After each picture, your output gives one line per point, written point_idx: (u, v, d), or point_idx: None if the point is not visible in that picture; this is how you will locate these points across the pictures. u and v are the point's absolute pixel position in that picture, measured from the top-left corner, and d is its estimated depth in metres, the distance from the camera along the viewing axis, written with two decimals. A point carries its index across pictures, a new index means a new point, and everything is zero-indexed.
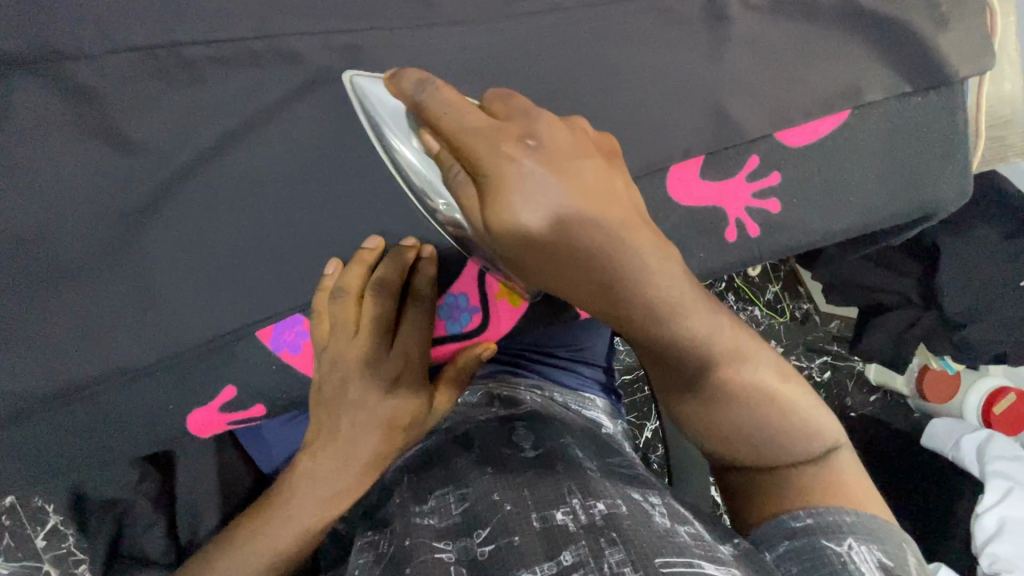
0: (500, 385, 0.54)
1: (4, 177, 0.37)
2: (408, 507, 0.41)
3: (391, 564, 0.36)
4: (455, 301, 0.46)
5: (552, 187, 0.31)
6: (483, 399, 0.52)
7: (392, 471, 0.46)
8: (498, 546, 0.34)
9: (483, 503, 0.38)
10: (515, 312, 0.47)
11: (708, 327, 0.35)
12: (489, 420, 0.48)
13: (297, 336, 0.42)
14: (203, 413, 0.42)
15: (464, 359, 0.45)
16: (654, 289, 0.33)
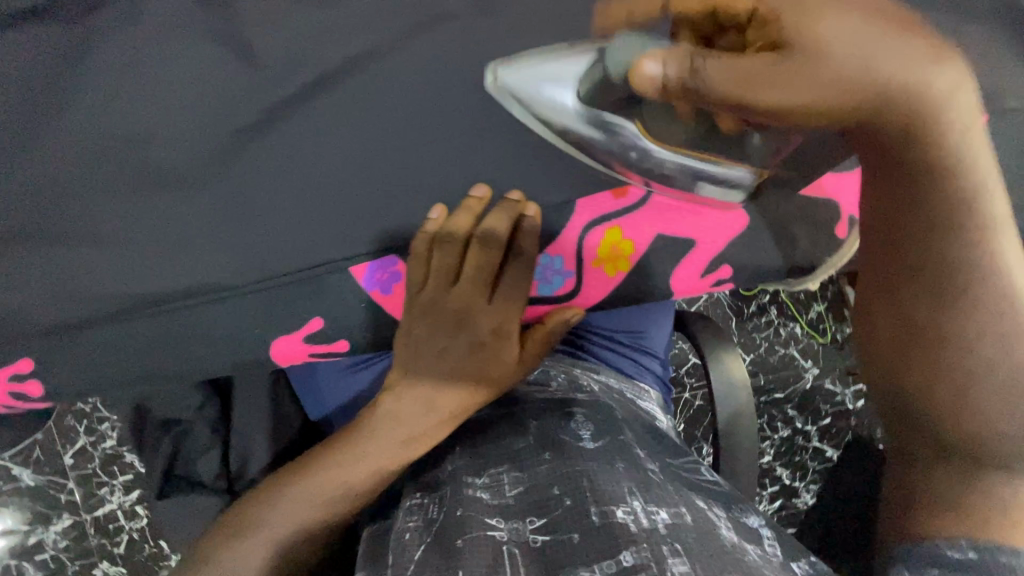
0: (557, 365, 0.53)
1: (127, 71, 0.38)
2: (461, 476, 0.40)
3: (436, 532, 0.35)
4: (551, 263, 0.43)
5: (877, 2, 0.28)
6: (540, 376, 0.51)
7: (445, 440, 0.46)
8: (553, 538, 0.33)
9: (541, 492, 0.36)
10: (610, 282, 0.44)
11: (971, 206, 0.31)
12: (547, 402, 0.46)
13: (390, 278, 0.41)
14: (287, 341, 0.41)
15: (554, 322, 0.43)
16: (934, 149, 0.29)
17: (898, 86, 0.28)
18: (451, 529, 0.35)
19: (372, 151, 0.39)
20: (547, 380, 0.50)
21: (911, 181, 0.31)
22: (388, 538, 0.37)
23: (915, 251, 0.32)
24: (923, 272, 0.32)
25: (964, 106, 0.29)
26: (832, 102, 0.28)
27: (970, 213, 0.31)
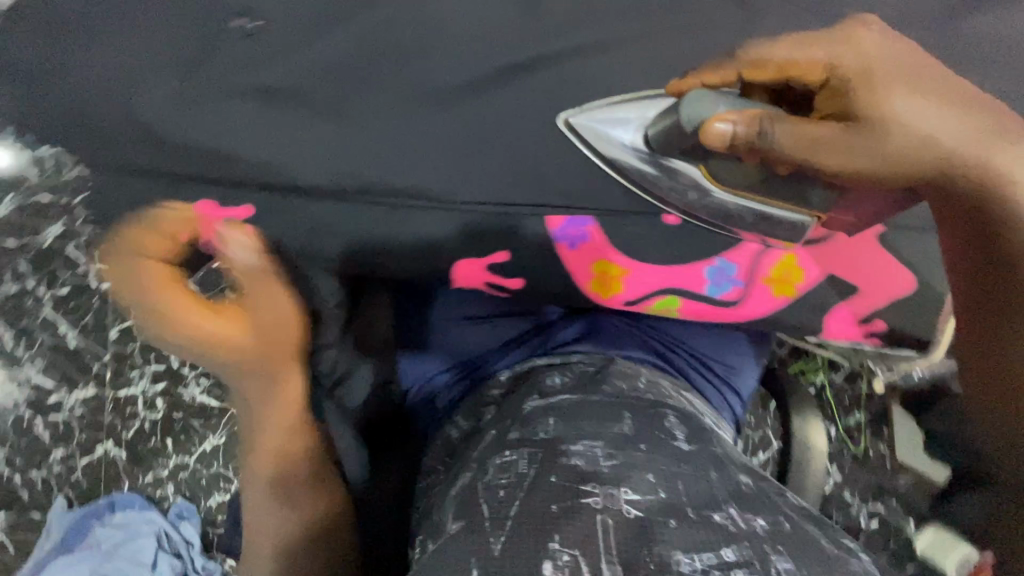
0: (645, 382, 0.61)
1: (268, 22, 0.48)
2: (559, 445, 0.49)
3: (533, 485, 0.46)
4: (725, 267, 0.59)
5: (944, 91, 0.50)
6: (618, 374, 0.61)
7: (533, 406, 0.57)
8: (647, 515, 0.42)
9: (638, 473, 0.46)
10: (768, 296, 0.62)
11: (953, 141, 0.50)
12: (640, 401, 0.57)
13: (579, 232, 0.54)
14: (469, 262, 0.57)
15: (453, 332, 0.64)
16: (937, 142, 0.50)
17: (966, 155, 0.51)
18: (551, 493, 0.45)
19: (508, 135, 0.50)
20: (637, 381, 0.61)
21: (970, 208, 0.53)
22: (485, 497, 0.47)
23: (964, 186, 0.52)
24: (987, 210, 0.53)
25: (966, 137, 0.50)
26: (886, 174, 0.50)
27: (954, 162, 0.51)
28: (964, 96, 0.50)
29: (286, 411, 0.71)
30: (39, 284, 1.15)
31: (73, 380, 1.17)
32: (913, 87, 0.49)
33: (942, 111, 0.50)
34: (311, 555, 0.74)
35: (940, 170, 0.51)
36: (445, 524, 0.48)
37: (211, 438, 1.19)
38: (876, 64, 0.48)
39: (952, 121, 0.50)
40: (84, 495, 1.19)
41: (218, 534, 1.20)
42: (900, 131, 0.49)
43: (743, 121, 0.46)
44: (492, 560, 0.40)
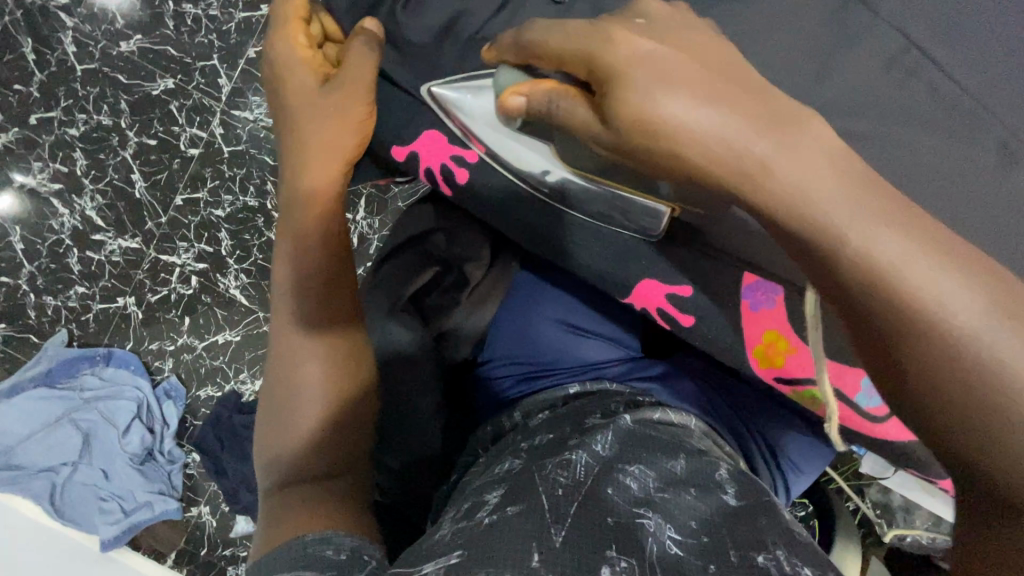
0: (706, 431, 0.57)
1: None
2: (615, 463, 0.48)
3: (582, 490, 0.45)
4: (882, 386, 0.54)
5: (719, 83, 0.38)
6: (682, 420, 0.56)
7: (593, 419, 0.54)
8: (688, 557, 0.40)
9: (681, 514, 0.43)
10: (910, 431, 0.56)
11: (797, 174, 0.37)
12: (699, 449, 0.52)
13: (765, 298, 0.55)
14: (654, 285, 0.58)
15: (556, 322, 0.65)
16: (768, 184, 0.38)
17: (788, 189, 0.37)
18: (610, 508, 0.43)
19: None
20: (696, 431, 0.55)
21: (831, 264, 0.38)
22: (542, 486, 0.44)
23: (879, 298, 0.37)
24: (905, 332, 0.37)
25: (789, 164, 0.37)
26: (709, 170, 0.39)
27: (841, 249, 0.37)
28: (714, 59, 0.39)
29: (322, 235, 0.59)
30: (130, 127, 1.16)
31: (123, 227, 1.17)
32: (684, 87, 0.37)
33: (709, 110, 0.37)
34: (300, 448, 0.53)
35: (750, 184, 0.38)
36: (488, 507, 0.44)
37: (225, 331, 1.17)
38: (632, 70, 0.37)
39: (741, 114, 0.37)
40: (86, 338, 1.19)
41: (194, 426, 1.18)
42: (706, 147, 0.37)
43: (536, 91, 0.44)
44: (554, 552, 0.38)
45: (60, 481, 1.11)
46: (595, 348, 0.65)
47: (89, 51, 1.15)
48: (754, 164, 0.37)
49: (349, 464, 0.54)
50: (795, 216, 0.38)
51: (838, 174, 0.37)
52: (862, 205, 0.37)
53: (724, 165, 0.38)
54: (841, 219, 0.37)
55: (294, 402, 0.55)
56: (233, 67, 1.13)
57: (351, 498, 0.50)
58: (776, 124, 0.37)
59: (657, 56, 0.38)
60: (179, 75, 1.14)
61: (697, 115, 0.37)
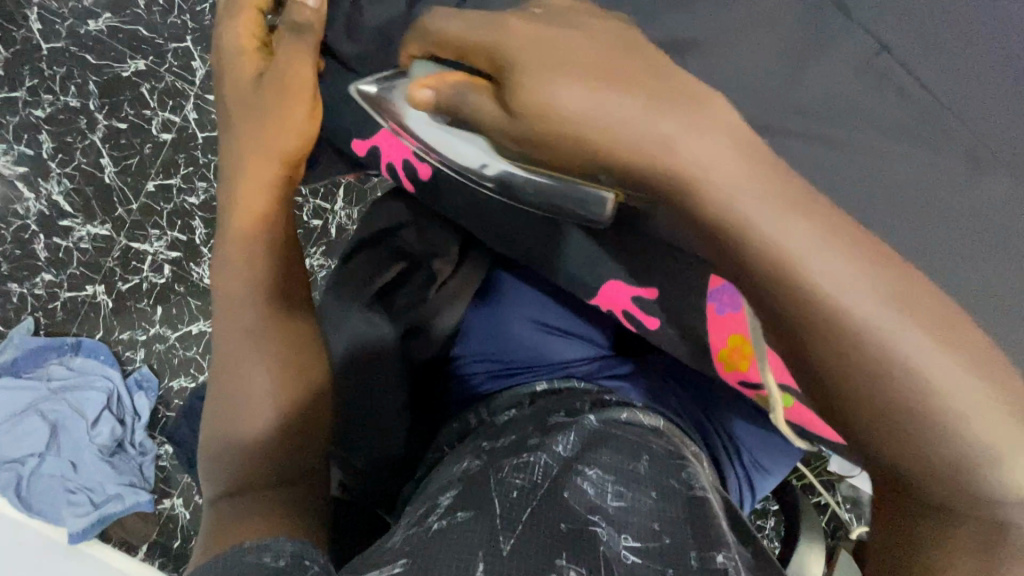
0: (673, 430, 0.56)
1: None
2: (576, 464, 0.46)
3: (539, 494, 0.43)
4: None
5: (616, 62, 0.32)
6: (651, 421, 0.55)
7: (556, 418, 0.53)
8: (644, 562, 0.38)
9: (641, 518, 0.41)
10: None
11: (730, 180, 0.32)
12: (666, 450, 0.51)
13: (730, 303, 0.49)
14: (617, 286, 0.54)
15: (524, 321, 0.65)
16: (705, 174, 0.32)
17: (695, 183, 0.32)
18: (565, 511, 0.42)
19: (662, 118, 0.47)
20: (662, 430, 0.54)
21: (813, 342, 0.34)
22: (497, 491, 0.43)
23: (834, 370, 0.34)
24: (847, 380, 0.33)
25: (704, 147, 0.32)
26: (614, 160, 0.33)
27: (803, 286, 0.32)
28: (649, 64, 0.33)
29: (270, 247, 0.57)
30: (99, 109, 1.12)
31: (92, 213, 1.14)
32: (566, 67, 0.32)
33: (621, 94, 0.32)
34: (254, 436, 0.53)
35: (685, 197, 0.33)
36: (440, 510, 0.43)
37: (199, 322, 1.14)
38: (524, 56, 0.32)
39: (633, 99, 0.32)
40: (54, 327, 1.16)
41: (166, 417, 1.15)
42: (617, 140, 0.32)
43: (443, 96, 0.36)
44: (498, 559, 0.37)
45: (25, 472, 1.08)
46: (564, 347, 0.64)
47: (56, 30, 1.11)
48: (731, 221, 0.33)
49: (301, 454, 0.53)
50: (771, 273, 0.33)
51: (749, 161, 0.32)
52: (869, 273, 0.32)
53: (616, 160, 0.33)
54: (764, 225, 0.32)
55: (251, 390, 0.54)
56: (208, 49, 1.10)
57: (299, 500, 0.50)
58: (676, 103, 0.32)
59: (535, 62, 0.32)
60: (151, 56, 1.10)
61: (592, 89, 0.32)
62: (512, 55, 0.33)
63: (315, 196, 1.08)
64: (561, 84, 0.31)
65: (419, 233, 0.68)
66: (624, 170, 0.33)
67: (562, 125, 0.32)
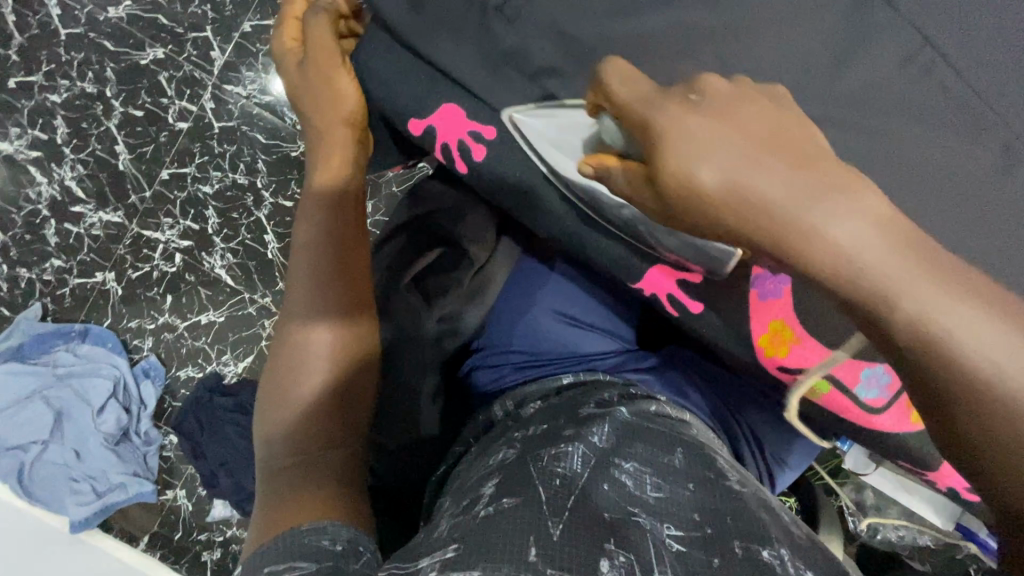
0: (699, 424, 0.56)
1: None
2: (613, 457, 0.46)
3: (583, 487, 0.43)
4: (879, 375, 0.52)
5: (794, 170, 0.34)
6: (677, 415, 0.56)
7: (587, 411, 0.53)
8: (690, 551, 0.38)
9: (682, 509, 0.42)
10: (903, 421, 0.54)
11: (853, 237, 0.34)
12: (700, 442, 0.52)
13: (774, 287, 0.52)
14: (660, 272, 0.56)
15: (546, 313, 0.65)
16: (822, 228, 0.34)
17: (789, 220, 0.34)
18: (603, 503, 0.42)
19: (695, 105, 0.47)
20: (690, 423, 0.55)
21: (925, 383, 0.35)
22: (539, 478, 0.44)
23: (933, 387, 0.35)
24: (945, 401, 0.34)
25: (857, 243, 0.34)
26: (737, 228, 0.35)
27: (888, 311, 0.34)
28: (833, 176, 0.35)
29: (342, 220, 0.60)
30: (116, 96, 1.12)
31: (104, 200, 1.13)
32: (723, 175, 0.34)
33: (766, 164, 0.34)
34: (300, 417, 0.52)
35: (806, 260, 0.35)
36: (485, 498, 0.43)
37: (209, 312, 1.14)
38: (675, 136, 0.35)
39: (798, 176, 0.34)
40: (62, 313, 1.15)
41: (172, 407, 1.15)
42: (745, 199, 0.34)
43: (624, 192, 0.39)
44: (550, 543, 0.38)
45: (28, 459, 1.07)
46: (589, 340, 0.64)
47: (75, 15, 1.11)
48: (820, 249, 0.34)
49: (347, 433, 0.53)
50: (742, 213, 0.35)
51: (765, 141, 0.35)
52: (791, 172, 0.34)
53: (755, 232, 0.35)
54: (852, 247, 0.33)
55: (309, 356, 0.54)
56: (228, 40, 1.11)
57: (343, 477, 0.49)
58: (840, 186, 0.34)
59: (714, 110, 0.35)
60: (171, 45, 1.11)
61: (739, 174, 0.34)
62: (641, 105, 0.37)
63: None
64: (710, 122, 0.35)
65: (449, 220, 0.70)
66: (749, 221, 0.35)
67: (730, 198, 0.34)
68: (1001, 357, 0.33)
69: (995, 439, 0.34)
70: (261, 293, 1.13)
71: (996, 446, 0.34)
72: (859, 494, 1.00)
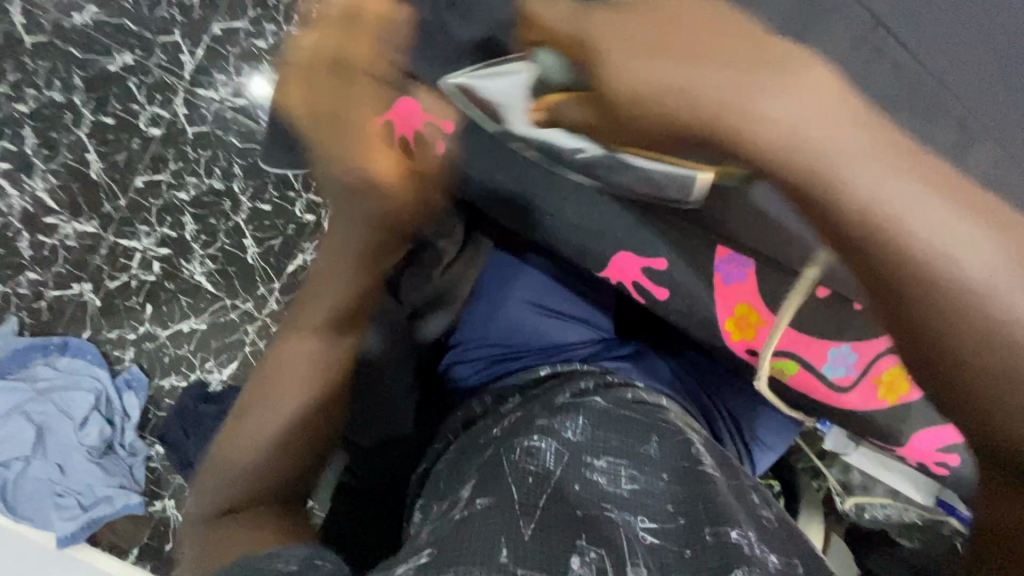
0: (678, 407, 0.57)
1: None
2: (586, 451, 0.46)
3: (559, 482, 0.44)
4: (845, 352, 0.52)
5: (737, 49, 0.31)
6: (654, 399, 0.56)
7: (562, 400, 0.53)
8: (662, 542, 0.39)
9: (656, 501, 0.43)
10: (871, 398, 0.54)
11: (820, 129, 0.29)
12: (674, 423, 0.52)
13: (736, 272, 0.54)
14: (625, 258, 0.57)
15: (519, 304, 0.65)
16: (756, 109, 0.30)
17: (729, 109, 0.30)
18: (577, 499, 0.43)
19: None
20: (665, 407, 0.55)
21: (904, 312, 0.31)
22: (512, 476, 0.44)
23: (910, 318, 0.30)
24: (923, 333, 0.30)
25: (814, 136, 0.29)
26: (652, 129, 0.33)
27: (886, 226, 0.28)
28: (773, 55, 0.30)
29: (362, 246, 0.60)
30: (85, 104, 1.10)
31: (78, 210, 1.12)
32: (643, 65, 0.31)
33: (706, 70, 0.31)
34: (256, 432, 0.56)
35: (786, 170, 0.30)
36: (461, 500, 0.44)
37: (190, 320, 1.13)
38: (590, 45, 0.33)
39: (725, 85, 0.30)
40: (39, 326, 1.14)
41: (157, 417, 1.13)
42: (658, 99, 0.31)
43: (577, 126, 0.37)
44: (522, 544, 0.38)
45: (11, 477, 1.05)
46: (567, 329, 0.65)
47: (39, 23, 1.09)
48: (787, 158, 0.30)
49: (293, 451, 0.56)
50: (706, 123, 0.31)
51: (701, 33, 0.31)
52: (783, 77, 0.30)
53: (693, 129, 0.32)
54: (841, 168, 0.29)
55: (302, 357, 0.58)
56: (197, 43, 1.09)
57: (275, 497, 0.53)
58: (787, 64, 0.30)
59: (612, 3, 0.33)
60: (139, 50, 1.09)
61: (657, 61, 0.31)
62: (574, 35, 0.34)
63: (308, 191, 1.11)
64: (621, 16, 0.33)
65: None
66: (698, 115, 0.31)
67: (642, 95, 0.32)
68: (1002, 281, 0.28)
69: (983, 370, 0.30)
70: (242, 298, 1.12)
71: (993, 408, 0.30)
72: (846, 473, 1.01)
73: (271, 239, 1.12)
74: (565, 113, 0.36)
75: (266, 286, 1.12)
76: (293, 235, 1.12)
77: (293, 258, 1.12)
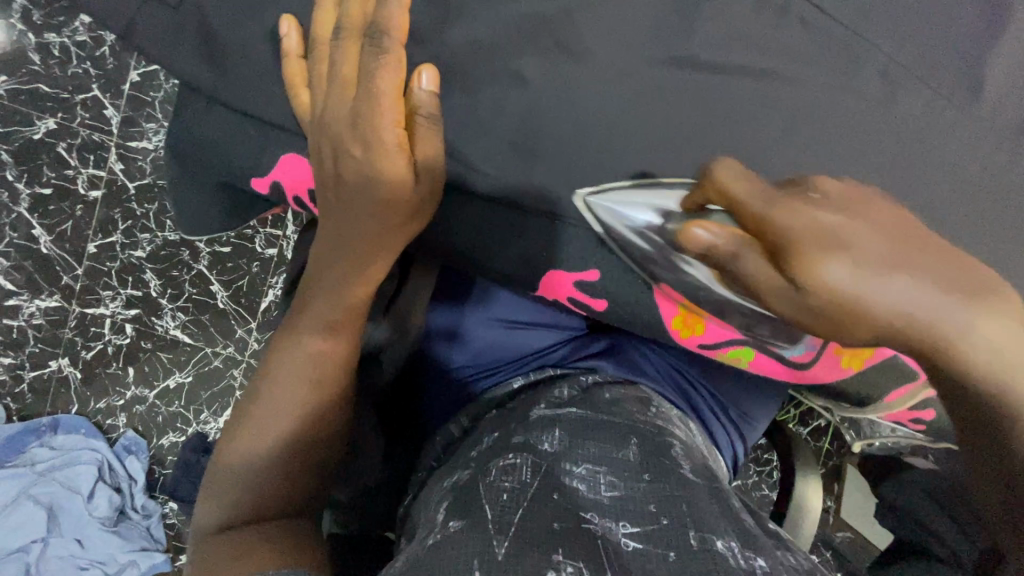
0: (654, 404, 0.56)
1: None
2: (560, 463, 0.45)
3: (536, 495, 0.42)
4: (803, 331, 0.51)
5: (880, 222, 0.40)
6: (630, 398, 0.56)
7: (536, 413, 0.52)
8: (646, 547, 0.38)
9: (638, 503, 0.42)
10: (834, 363, 0.55)
11: (913, 293, 0.39)
12: (647, 424, 0.51)
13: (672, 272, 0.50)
14: (558, 275, 0.52)
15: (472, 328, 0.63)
16: (899, 285, 0.39)
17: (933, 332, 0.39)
18: (554, 512, 0.41)
19: (554, 90, 0.47)
20: (646, 404, 0.55)
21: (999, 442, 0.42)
22: (487, 496, 0.42)
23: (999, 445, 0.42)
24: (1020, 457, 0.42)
25: (983, 339, 0.39)
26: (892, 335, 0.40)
27: (947, 350, 0.40)
28: (936, 251, 0.40)
29: (328, 270, 0.53)
30: (20, 178, 1.06)
31: (37, 287, 1.09)
32: (850, 253, 0.38)
33: (886, 280, 0.38)
34: (233, 475, 0.52)
35: (938, 349, 0.40)
36: (434, 527, 0.42)
37: (175, 375, 1.11)
38: (799, 223, 0.38)
39: (924, 279, 0.39)
40: (26, 410, 1.12)
41: (164, 475, 1.12)
42: (865, 304, 0.38)
43: (744, 265, 0.40)
44: (495, 562, 0.36)
45: (34, 559, 1.04)
46: (532, 337, 0.63)
47: None
48: (953, 336, 0.39)
49: (270, 487, 0.52)
50: (908, 330, 0.40)
51: (896, 245, 0.39)
52: (888, 267, 0.39)
53: (890, 333, 0.40)
54: (876, 286, 0.38)
55: (290, 387, 0.53)
56: (118, 95, 1.05)
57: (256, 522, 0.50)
58: (946, 262, 0.40)
59: (837, 207, 0.39)
60: (60, 112, 1.05)
61: (874, 291, 0.38)
62: (785, 231, 0.38)
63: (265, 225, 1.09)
64: (842, 232, 0.38)
65: None
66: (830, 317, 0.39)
67: (870, 302, 0.38)
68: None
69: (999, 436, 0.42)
70: (222, 344, 1.11)
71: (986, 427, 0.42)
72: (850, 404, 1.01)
73: (238, 280, 1.10)
74: (744, 187, 0.39)
75: (243, 328, 1.10)
76: (258, 271, 1.10)
77: (264, 295, 1.10)
